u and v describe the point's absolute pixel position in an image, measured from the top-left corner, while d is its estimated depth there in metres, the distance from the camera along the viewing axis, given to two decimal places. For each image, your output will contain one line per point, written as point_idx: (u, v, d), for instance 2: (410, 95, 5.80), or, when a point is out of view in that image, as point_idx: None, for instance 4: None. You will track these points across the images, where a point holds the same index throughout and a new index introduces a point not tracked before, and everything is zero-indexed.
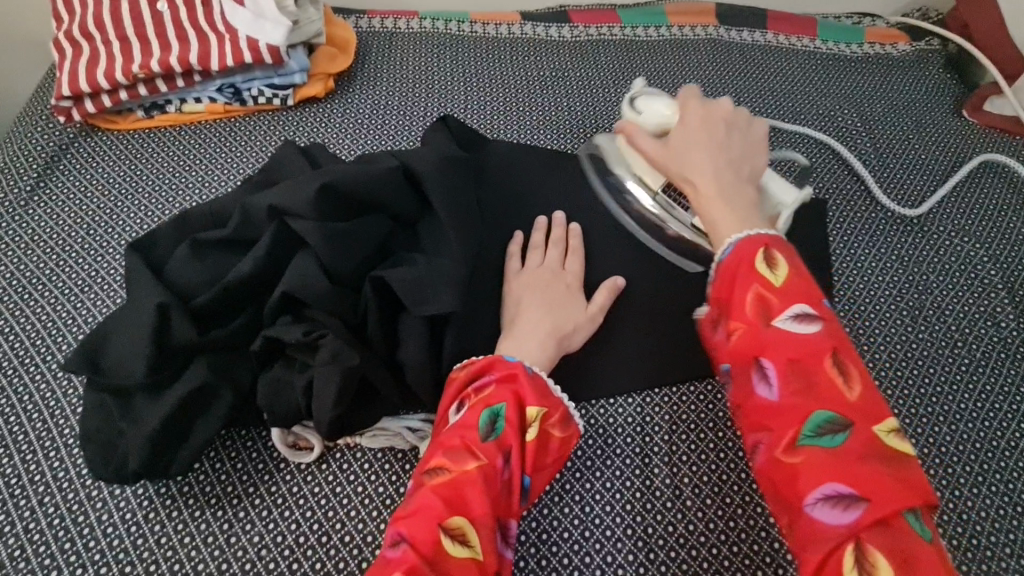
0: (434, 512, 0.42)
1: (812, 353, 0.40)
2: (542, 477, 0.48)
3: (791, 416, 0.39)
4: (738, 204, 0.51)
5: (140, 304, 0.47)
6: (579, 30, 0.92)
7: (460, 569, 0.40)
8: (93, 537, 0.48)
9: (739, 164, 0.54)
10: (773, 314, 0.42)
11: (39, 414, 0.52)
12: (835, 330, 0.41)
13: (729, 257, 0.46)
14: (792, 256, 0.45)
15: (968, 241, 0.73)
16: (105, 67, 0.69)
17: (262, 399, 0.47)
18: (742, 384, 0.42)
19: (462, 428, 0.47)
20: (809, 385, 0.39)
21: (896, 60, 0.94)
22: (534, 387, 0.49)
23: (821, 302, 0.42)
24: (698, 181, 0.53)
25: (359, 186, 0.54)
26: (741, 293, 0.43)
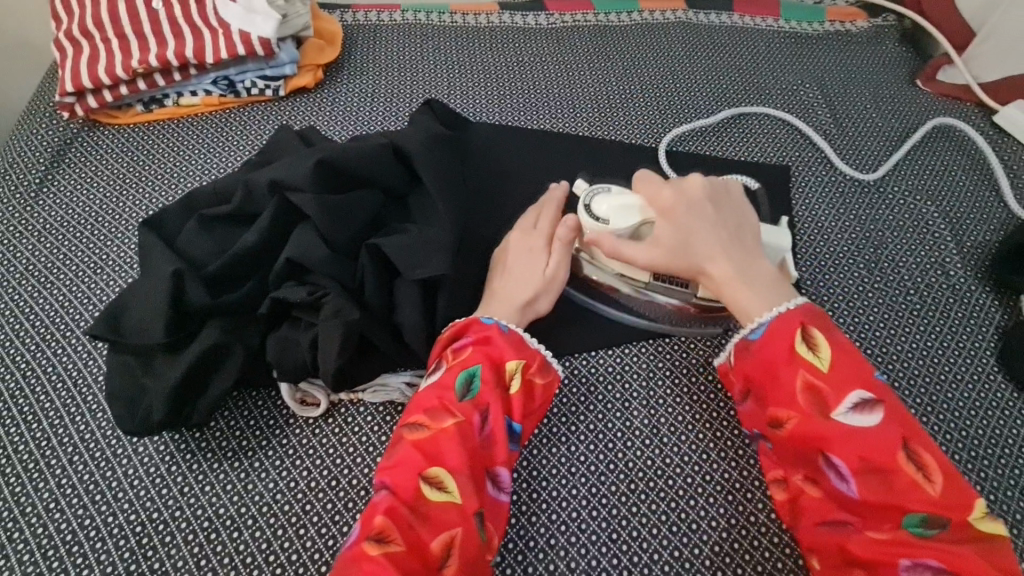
0: (415, 464, 0.47)
1: (879, 446, 0.45)
2: (527, 426, 0.53)
3: (872, 507, 0.45)
4: (765, 285, 0.53)
5: (156, 274, 0.51)
6: (554, 18, 0.96)
7: (438, 510, 0.45)
8: (121, 489, 0.52)
9: (738, 236, 0.55)
10: (830, 405, 0.47)
11: (63, 383, 0.57)
12: (892, 411, 0.46)
13: (766, 344, 0.50)
14: (835, 338, 0.50)
15: (921, 199, 0.78)
16: (106, 63, 0.73)
17: (271, 357, 0.52)
18: (816, 473, 0.47)
19: (441, 388, 0.51)
20: (884, 480, 0.45)
21: (855, 36, 0.99)
22: (508, 345, 0.53)
23: (873, 383, 0.47)
24: (716, 273, 0.54)
25: (352, 162, 0.58)
26: (794, 386, 0.48)
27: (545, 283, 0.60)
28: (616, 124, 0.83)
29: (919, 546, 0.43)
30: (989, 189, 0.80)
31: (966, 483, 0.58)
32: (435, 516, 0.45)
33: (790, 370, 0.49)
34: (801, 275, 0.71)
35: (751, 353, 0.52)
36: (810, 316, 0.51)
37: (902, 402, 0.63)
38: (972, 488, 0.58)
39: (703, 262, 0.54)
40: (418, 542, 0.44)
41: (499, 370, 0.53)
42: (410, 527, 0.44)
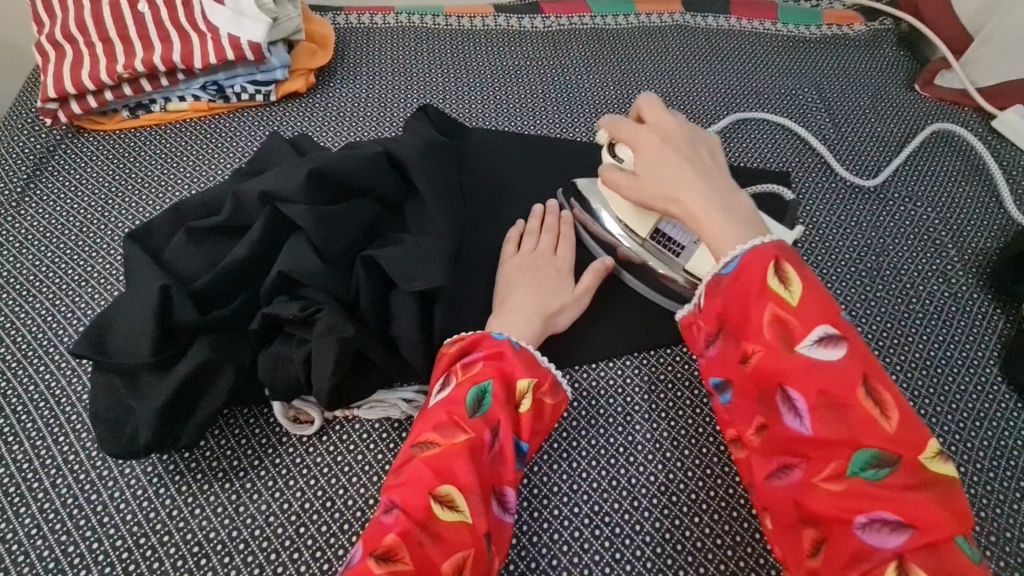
0: (425, 481, 0.45)
1: (840, 384, 0.42)
2: (535, 444, 0.52)
3: (825, 447, 0.42)
4: (737, 214, 0.49)
5: (142, 289, 0.49)
6: (550, 21, 0.95)
7: (451, 531, 0.43)
8: (106, 513, 0.50)
9: (709, 167, 0.52)
10: (794, 339, 0.43)
11: (46, 402, 0.55)
12: (858, 350, 0.43)
13: (736, 276, 0.46)
14: (802, 267, 0.45)
15: (921, 205, 0.78)
16: (90, 68, 0.70)
17: (263, 374, 0.50)
18: (773, 409, 0.44)
19: (451, 402, 0.49)
20: (843, 419, 0.42)
21: (853, 40, 0.99)
22: (522, 362, 0.52)
23: (840, 319, 0.44)
24: (687, 203, 0.51)
25: (346, 171, 0.56)
26: (758, 318, 0.44)
27: (574, 299, 0.61)
28: None
29: (873, 494, 0.40)
30: (989, 195, 0.79)
31: (970, 496, 0.58)
32: (447, 537, 0.43)
33: (756, 302, 0.45)
34: None
35: (718, 284, 0.47)
36: (780, 251, 0.46)
37: None
38: (978, 501, 0.57)
39: (676, 195, 0.51)
40: (428, 563, 0.42)
41: (510, 387, 0.51)
42: (420, 545, 0.42)
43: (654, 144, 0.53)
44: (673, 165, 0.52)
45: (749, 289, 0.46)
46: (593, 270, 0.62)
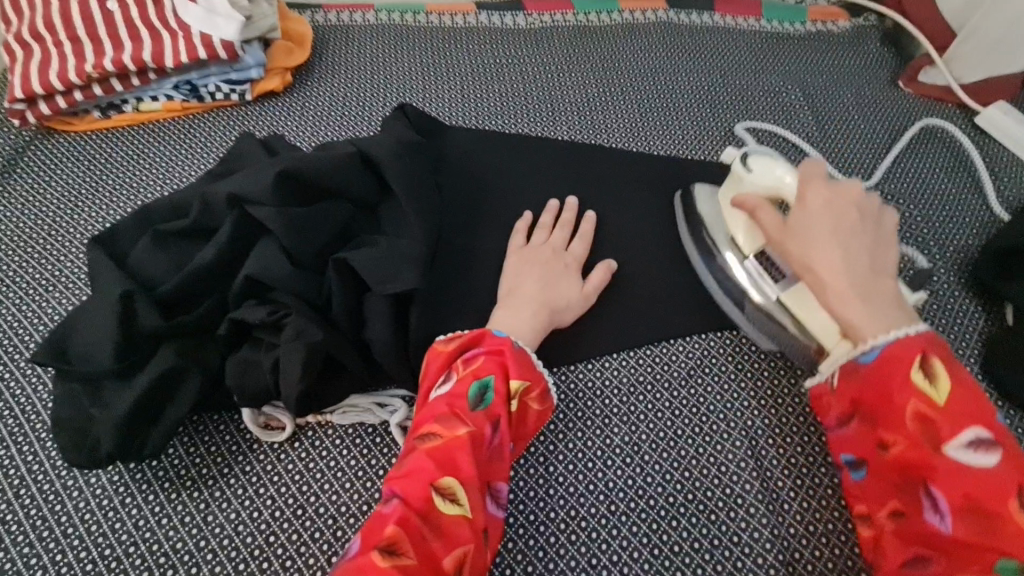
0: (427, 473, 0.44)
1: (990, 487, 0.39)
2: (520, 445, 0.52)
3: (963, 548, 0.40)
4: (882, 305, 0.46)
5: (104, 295, 0.48)
6: (533, 18, 0.94)
7: (451, 524, 0.42)
8: (71, 524, 0.49)
9: (874, 258, 0.48)
10: (940, 439, 0.42)
11: (10, 410, 0.53)
12: (1013, 451, 0.40)
13: (876, 361, 0.45)
14: (953, 362, 0.43)
15: (904, 204, 0.77)
16: (58, 68, 0.69)
17: (231, 380, 0.49)
18: (910, 505, 0.43)
19: (453, 396, 0.48)
20: (987, 524, 0.39)
21: (838, 36, 0.98)
22: (521, 362, 0.51)
23: (996, 423, 0.41)
24: (831, 279, 0.48)
25: (317, 172, 0.55)
26: (900, 403, 0.43)
27: (584, 298, 0.60)
28: (596, 127, 0.81)
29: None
30: (971, 192, 0.79)
31: None
32: (450, 531, 0.42)
33: (895, 386, 0.43)
34: None
35: (847, 371, 0.47)
36: (935, 345, 0.44)
37: None
38: None
39: (812, 262, 0.49)
40: (429, 555, 0.41)
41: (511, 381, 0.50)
42: (422, 538, 0.41)
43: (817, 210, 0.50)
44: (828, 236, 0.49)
45: (894, 366, 0.44)
46: (603, 266, 0.62)
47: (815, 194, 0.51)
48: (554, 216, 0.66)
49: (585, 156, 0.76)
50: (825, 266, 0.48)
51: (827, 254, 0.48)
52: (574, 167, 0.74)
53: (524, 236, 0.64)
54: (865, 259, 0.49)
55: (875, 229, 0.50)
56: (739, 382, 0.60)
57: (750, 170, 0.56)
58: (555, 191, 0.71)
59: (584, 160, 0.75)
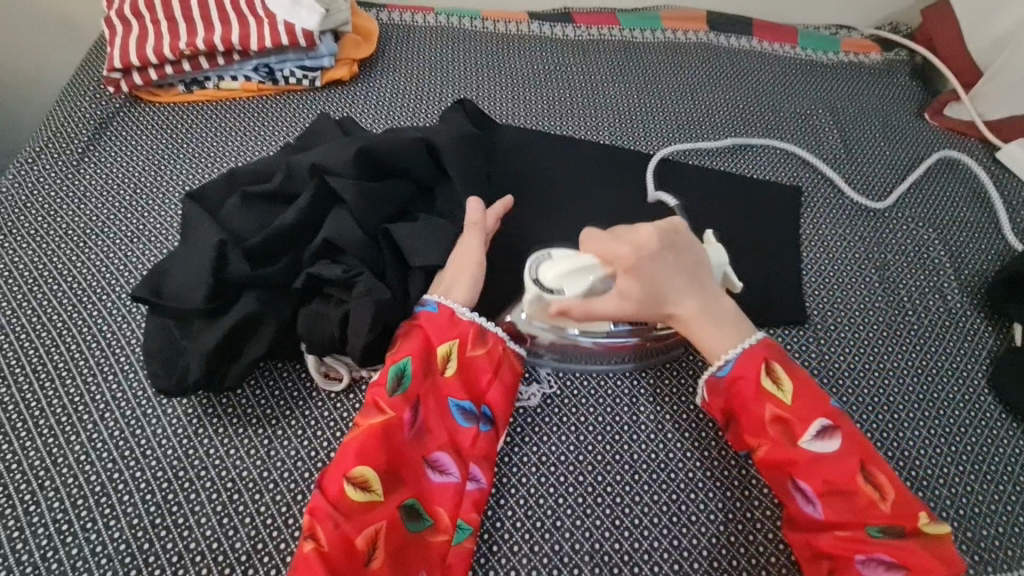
0: (343, 465, 0.49)
1: (839, 471, 0.51)
2: (493, 397, 0.57)
3: (838, 528, 0.51)
4: (727, 324, 0.56)
5: (199, 243, 0.54)
6: (581, 30, 1.00)
7: (364, 508, 0.49)
8: (149, 446, 0.54)
9: (698, 280, 0.57)
10: (795, 434, 0.53)
11: (98, 342, 0.59)
12: (849, 438, 0.52)
13: (733, 377, 0.55)
14: (791, 368, 0.55)
15: (923, 226, 0.82)
16: (154, 44, 0.76)
17: (302, 329, 0.54)
18: (788, 498, 0.53)
19: (372, 385, 0.53)
20: (842, 500, 0.51)
21: (868, 67, 1.03)
22: (437, 331, 0.55)
23: (831, 412, 0.53)
24: (684, 315, 0.56)
25: (388, 151, 0.61)
26: (763, 417, 0.54)
27: (456, 267, 0.58)
28: (636, 135, 0.87)
29: (883, 557, 0.49)
30: (987, 222, 0.83)
31: (951, 495, 0.61)
32: (363, 514, 0.48)
33: (760, 404, 0.54)
34: (805, 289, 0.74)
35: (715, 387, 0.57)
36: (770, 351, 0.56)
37: (896, 416, 0.65)
38: (960, 501, 0.61)
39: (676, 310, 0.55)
40: (346, 538, 0.47)
41: (431, 358, 0.55)
42: (337, 525, 0.47)
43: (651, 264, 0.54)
44: (675, 284, 0.55)
45: (749, 394, 0.55)
46: (472, 224, 0.60)
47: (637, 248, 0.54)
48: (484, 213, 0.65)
49: (624, 161, 0.81)
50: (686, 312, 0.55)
51: (672, 293, 0.55)
52: (613, 171, 0.80)
53: None
54: (693, 280, 0.56)
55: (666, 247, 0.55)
56: None
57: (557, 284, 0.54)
58: (595, 190, 0.77)
59: (623, 165, 0.81)
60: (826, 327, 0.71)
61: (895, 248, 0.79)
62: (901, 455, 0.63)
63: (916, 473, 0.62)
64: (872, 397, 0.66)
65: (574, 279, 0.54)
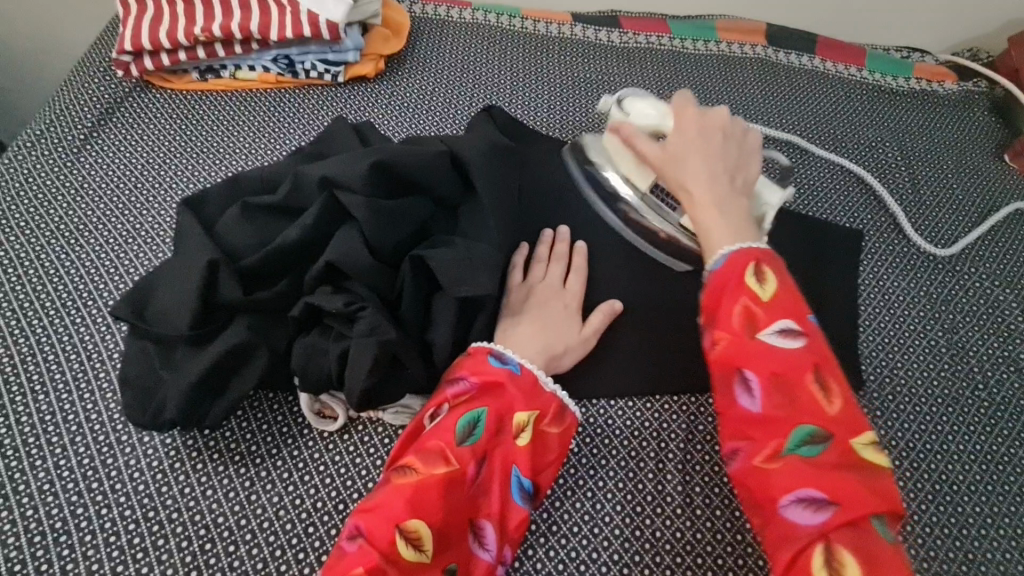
0: (394, 512, 0.44)
1: (795, 368, 0.44)
2: (546, 477, 0.51)
3: (771, 427, 0.43)
4: (735, 216, 0.52)
5: (189, 259, 0.48)
6: (628, 37, 0.92)
7: (413, 568, 0.43)
8: (120, 479, 0.49)
9: (734, 177, 0.56)
10: (758, 326, 0.46)
11: (77, 354, 0.54)
12: (815, 343, 0.45)
13: (720, 269, 0.49)
14: (779, 268, 0.49)
15: (997, 286, 0.73)
16: (168, 27, 0.70)
17: (295, 364, 0.49)
18: (726, 390, 0.46)
19: (439, 430, 0.48)
20: (789, 402, 0.43)
21: (943, 98, 0.94)
22: (520, 393, 0.51)
23: (806, 315, 0.46)
24: (696, 194, 0.54)
25: (407, 167, 0.55)
26: (730, 306, 0.47)
27: (578, 340, 0.57)
28: None
29: (805, 471, 0.41)
30: None
31: None
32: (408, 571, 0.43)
33: (733, 292, 0.47)
34: (860, 349, 0.66)
35: (707, 280, 0.50)
36: (761, 253, 0.49)
37: (958, 508, 0.57)
38: None
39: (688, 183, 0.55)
40: None
41: (505, 419, 0.50)
42: None
43: (692, 134, 0.57)
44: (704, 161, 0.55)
45: (727, 284, 0.48)
46: (599, 309, 0.60)
47: (689, 116, 0.58)
48: (548, 247, 0.63)
49: None
50: (694, 182, 0.54)
51: (695, 169, 0.55)
52: None
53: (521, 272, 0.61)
54: (722, 170, 0.55)
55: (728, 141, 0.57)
56: None
57: (629, 112, 0.63)
58: None
59: None
60: (883, 397, 0.63)
61: (965, 309, 0.70)
62: (963, 556, 0.55)
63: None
64: (930, 484, 0.58)
65: (644, 121, 0.61)
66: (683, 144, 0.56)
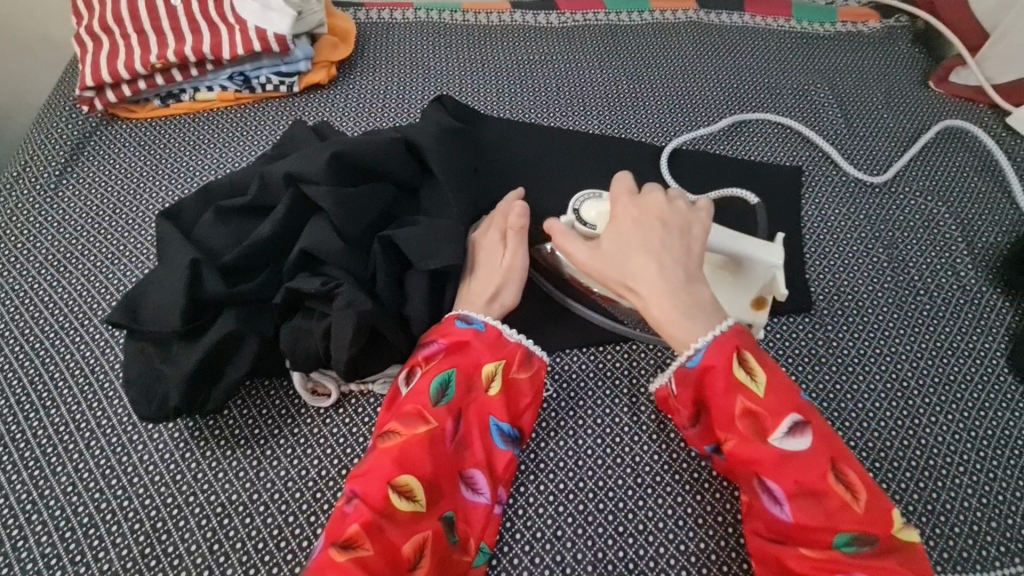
0: (385, 472, 0.48)
1: (811, 471, 0.45)
2: (525, 421, 0.56)
3: (807, 535, 0.45)
4: (695, 311, 0.50)
5: (174, 262, 0.52)
6: (566, 17, 0.97)
7: (408, 517, 0.47)
8: (136, 474, 0.53)
9: (689, 267, 0.52)
10: (765, 429, 0.47)
11: (81, 369, 0.58)
12: (823, 437, 0.47)
13: (700, 364, 0.49)
14: (763, 355, 0.50)
15: (932, 200, 0.78)
16: (125, 58, 0.74)
17: (285, 345, 0.53)
18: (754, 497, 0.48)
19: (415, 394, 0.52)
20: (817, 505, 0.45)
21: (868, 37, 0.99)
22: (486, 348, 0.55)
23: (802, 404, 0.48)
24: (644, 296, 0.51)
25: (365, 156, 0.59)
26: (731, 408, 0.48)
27: (506, 272, 0.59)
28: (627, 122, 0.83)
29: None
30: (999, 191, 0.79)
31: (972, 483, 0.58)
32: (406, 522, 0.47)
33: (732, 393, 0.48)
34: (809, 275, 0.71)
35: (686, 374, 0.51)
36: (741, 339, 0.50)
37: (910, 402, 0.62)
38: (982, 489, 0.58)
39: (632, 283, 0.52)
40: (391, 547, 0.46)
41: (475, 376, 0.55)
42: (381, 532, 0.46)
43: (629, 227, 0.54)
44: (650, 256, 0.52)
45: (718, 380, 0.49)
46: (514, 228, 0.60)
47: (625, 204, 0.55)
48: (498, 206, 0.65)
49: (613, 150, 0.78)
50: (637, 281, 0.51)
51: (640, 267, 0.52)
52: (606, 160, 0.77)
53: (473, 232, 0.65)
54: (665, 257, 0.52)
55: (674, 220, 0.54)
56: None
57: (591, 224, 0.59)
58: (584, 182, 0.74)
59: (616, 155, 0.78)
60: (834, 314, 0.68)
61: (903, 225, 0.75)
62: (917, 443, 0.60)
63: (934, 462, 0.59)
64: (883, 384, 0.63)
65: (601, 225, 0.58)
66: (620, 241, 0.54)
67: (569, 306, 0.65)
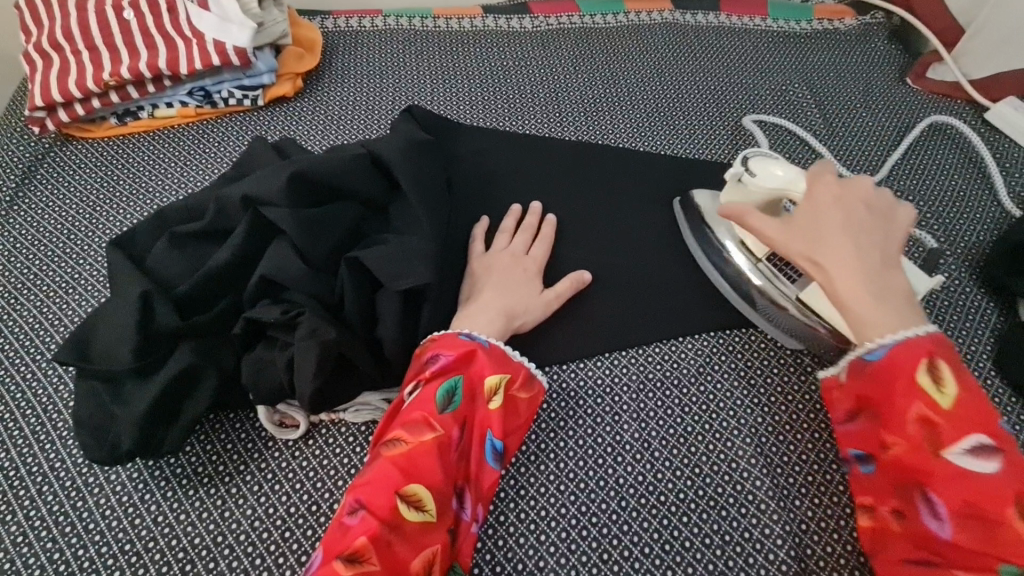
0: (391, 481, 0.45)
1: (987, 495, 0.40)
2: (514, 441, 0.53)
3: (967, 555, 0.40)
4: (898, 306, 0.46)
5: (124, 296, 0.50)
6: (539, 21, 0.95)
7: (417, 529, 0.44)
8: (92, 520, 0.50)
9: (885, 257, 0.49)
10: (941, 442, 0.42)
11: (33, 410, 0.55)
12: (1012, 460, 0.41)
13: (882, 359, 0.45)
14: (957, 363, 0.44)
15: (914, 200, 0.77)
16: (76, 76, 0.71)
17: (246, 378, 0.50)
18: (910, 507, 0.43)
19: (420, 401, 0.49)
20: (986, 530, 0.40)
21: (844, 34, 0.98)
22: (491, 359, 0.52)
23: (997, 429, 0.42)
24: (838, 278, 0.47)
25: (328, 174, 0.56)
26: (904, 409, 0.44)
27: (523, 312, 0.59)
28: (605, 127, 0.81)
29: None
30: (982, 188, 0.78)
31: None
32: (414, 535, 0.44)
33: (902, 394, 0.44)
34: None
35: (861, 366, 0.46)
36: (939, 346, 0.45)
37: None
38: None
39: (826, 259, 0.48)
40: (397, 561, 0.43)
41: (479, 385, 0.52)
42: (389, 547, 0.43)
43: (830, 208, 0.50)
44: (839, 241, 0.48)
45: (896, 377, 0.45)
46: (557, 290, 0.62)
47: (828, 185, 0.52)
48: (516, 220, 0.67)
49: (592, 157, 0.76)
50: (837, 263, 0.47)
51: (836, 248, 0.48)
52: (582, 167, 0.75)
53: (483, 243, 0.65)
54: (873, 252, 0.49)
55: (882, 223, 0.51)
56: (750, 379, 0.60)
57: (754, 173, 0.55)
58: (562, 192, 0.72)
59: (592, 161, 0.75)
60: None
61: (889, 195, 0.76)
62: None
63: None
64: None
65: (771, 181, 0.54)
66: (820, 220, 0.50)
67: (549, 322, 0.62)
